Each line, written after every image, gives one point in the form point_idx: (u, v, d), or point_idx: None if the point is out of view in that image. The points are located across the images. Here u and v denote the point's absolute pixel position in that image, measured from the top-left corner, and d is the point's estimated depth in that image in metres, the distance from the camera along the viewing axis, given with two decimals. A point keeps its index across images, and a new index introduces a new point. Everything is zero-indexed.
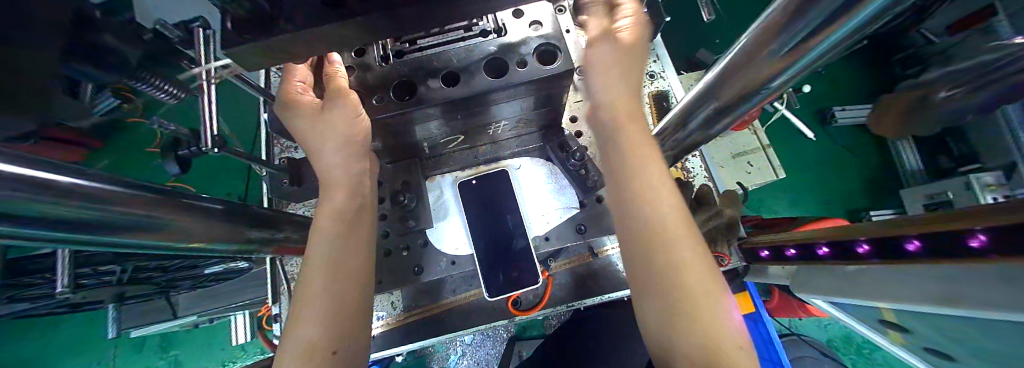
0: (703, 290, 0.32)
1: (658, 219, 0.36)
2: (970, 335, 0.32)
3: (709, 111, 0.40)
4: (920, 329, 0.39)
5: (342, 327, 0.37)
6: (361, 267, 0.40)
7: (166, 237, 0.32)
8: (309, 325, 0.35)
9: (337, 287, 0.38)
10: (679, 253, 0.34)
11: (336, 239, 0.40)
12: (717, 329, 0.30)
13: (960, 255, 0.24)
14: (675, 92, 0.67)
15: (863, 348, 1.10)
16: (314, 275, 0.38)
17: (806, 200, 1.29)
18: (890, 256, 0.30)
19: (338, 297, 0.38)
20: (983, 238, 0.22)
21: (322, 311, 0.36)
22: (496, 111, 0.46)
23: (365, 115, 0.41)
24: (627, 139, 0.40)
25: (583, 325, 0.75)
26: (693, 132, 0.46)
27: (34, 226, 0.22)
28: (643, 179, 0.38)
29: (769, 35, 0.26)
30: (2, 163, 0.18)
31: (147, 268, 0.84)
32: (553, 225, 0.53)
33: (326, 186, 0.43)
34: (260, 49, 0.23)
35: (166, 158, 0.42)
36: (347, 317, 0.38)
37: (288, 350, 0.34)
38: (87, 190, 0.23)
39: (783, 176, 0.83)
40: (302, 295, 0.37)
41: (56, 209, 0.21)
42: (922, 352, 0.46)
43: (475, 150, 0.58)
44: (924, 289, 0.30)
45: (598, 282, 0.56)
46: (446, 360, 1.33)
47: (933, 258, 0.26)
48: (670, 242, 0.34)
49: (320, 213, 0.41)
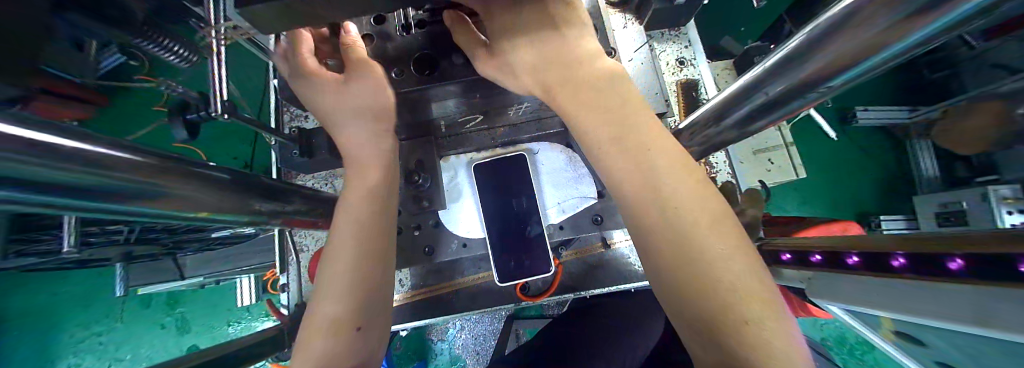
0: (719, 252, 0.28)
1: (656, 180, 0.31)
2: (989, 355, 0.32)
3: (753, 106, 0.36)
4: (936, 343, 0.38)
5: (362, 307, 0.36)
6: (381, 248, 0.39)
7: (176, 206, 0.31)
8: (331, 303, 0.35)
9: (359, 269, 0.37)
10: (695, 233, 0.29)
11: (358, 217, 0.38)
12: (739, 298, 0.26)
13: (1004, 279, 0.23)
14: (705, 81, 0.63)
15: (855, 349, 1.14)
16: (336, 259, 0.37)
17: (816, 201, 1.28)
18: (925, 272, 0.29)
19: (360, 277, 0.37)
20: None
21: (345, 294, 0.36)
22: (520, 92, 0.44)
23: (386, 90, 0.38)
24: (622, 100, 0.35)
25: (584, 312, 0.77)
26: (727, 128, 0.43)
27: (32, 194, 0.21)
28: (637, 139, 0.33)
29: (838, 34, 0.23)
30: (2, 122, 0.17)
31: (156, 230, 0.85)
32: (568, 214, 0.51)
33: (348, 165, 0.41)
34: (275, 10, 0.21)
35: (174, 121, 0.39)
36: (368, 297, 0.37)
37: (314, 330, 0.34)
38: (87, 155, 0.21)
39: (803, 176, 0.81)
40: (326, 273, 0.37)
41: (53, 176, 0.20)
42: (930, 363, 0.46)
43: (493, 131, 0.55)
44: (954, 309, 0.27)
45: (609, 273, 0.56)
46: (445, 333, 1.38)
47: (978, 279, 0.25)
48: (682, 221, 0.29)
49: (345, 189, 0.40)
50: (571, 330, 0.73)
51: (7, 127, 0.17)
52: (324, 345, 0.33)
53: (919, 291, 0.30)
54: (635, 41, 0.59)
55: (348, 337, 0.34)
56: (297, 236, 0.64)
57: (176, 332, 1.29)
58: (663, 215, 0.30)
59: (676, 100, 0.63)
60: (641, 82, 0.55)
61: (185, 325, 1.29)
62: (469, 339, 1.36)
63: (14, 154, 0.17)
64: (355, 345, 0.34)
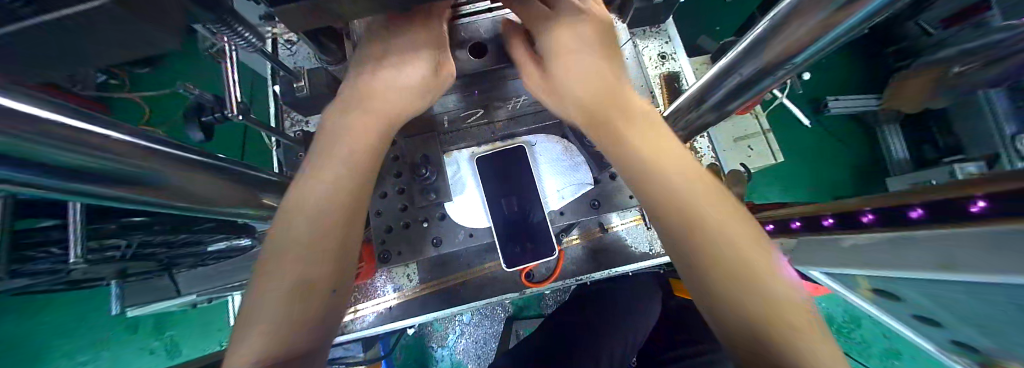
0: (745, 251, 0.30)
1: (671, 190, 0.34)
2: (957, 301, 0.36)
3: (728, 88, 0.40)
4: (910, 295, 0.42)
5: (320, 262, 0.33)
6: (350, 200, 0.36)
7: (181, 196, 0.32)
8: (288, 257, 0.32)
9: (325, 221, 0.34)
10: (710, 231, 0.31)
11: (328, 176, 0.35)
12: (770, 292, 0.28)
13: (956, 217, 0.27)
14: (686, 74, 0.68)
15: (842, 326, 1.20)
16: (296, 214, 0.33)
17: (796, 187, 1.35)
18: (894, 222, 0.34)
19: (319, 229, 0.33)
20: (981, 204, 0.25)
21: (302, 253, 0.32)
22: (516, 86, 0.47)
23: (411, 101, 0.41)
24: (630, 114, 0.38)
25: (584, 301, 0.79)
26: (708, 110, 0.47)
27: (64, 174, 0.23)
28: (649, 153, 0.36)
29: (798, 14, 0.26)
30: (49, 111, 0.19)
31: (152, 242, 0.81)
32: (567, 200, 0.54)
33: (322, 139, 0.38)
34: (306, 8, 0.27)
35: (190, 123, 0.42)
36: (327, 251, 0.34)
37: (265, 290, 0.31)
38: (109, 141, 0.23)
39: (781, 160, 0.86)
40: (283, 224, 0.33)
41: (79, 158, 0.22)
42: (910, 319, 0.50)
43: (493, 126, 0.58)
44: (918, 259, 0.31)
45: (609, 256, 0.59)
46: (445, 338, 1.37)
47: (934, 223, 0.29)
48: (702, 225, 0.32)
49: (317, 149, 0.37)
50: (573, 319, 0.75)
51: (47, 112, 0.19)
52: (277, 302, 0.30)
53: (891, 243, 0.34)
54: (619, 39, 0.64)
55: (313, 300, 0.32)
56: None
57: (167, 355, 1.26)
58: (690, 220, 0.32)
59: (661, 93, 0.67)
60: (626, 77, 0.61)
61: (176, 347, 1.26)
62: (470, 343, 1.36)
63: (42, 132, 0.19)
64: (317, 303, 0.32)
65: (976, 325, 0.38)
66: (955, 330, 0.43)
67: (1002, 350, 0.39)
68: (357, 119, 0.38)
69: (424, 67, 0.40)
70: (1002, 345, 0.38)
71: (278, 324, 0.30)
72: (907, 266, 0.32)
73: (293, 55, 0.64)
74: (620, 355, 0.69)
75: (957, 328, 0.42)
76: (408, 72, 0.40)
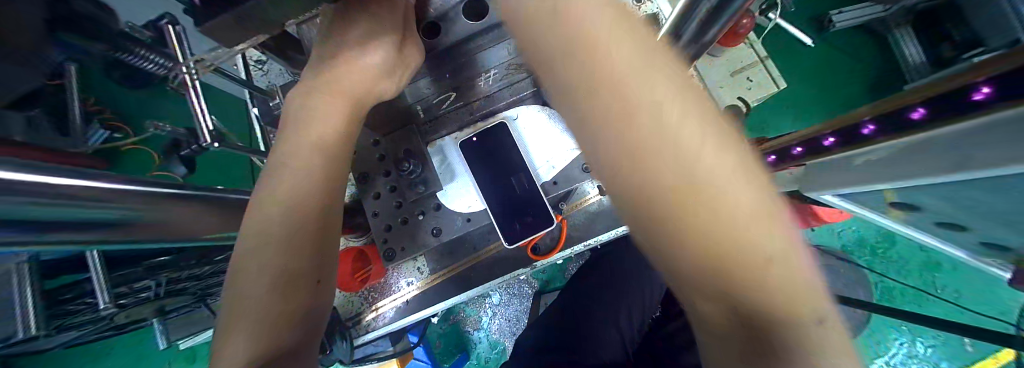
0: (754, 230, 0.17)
1: (635, 107, 0.17)
2: (977, 199, 0.34)
3: (703, 15, 0.37)
4: (932, 203, 0.40)
5: (300, 256, 0.34)
6: (322, 195, 0.36)
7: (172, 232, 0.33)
8: (266, 256, 0.32)
9: (300, 218, 0.34)
10: (753, 253, 0.16)
11: (292, 166, 0.35)
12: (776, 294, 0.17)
13: (949, 112, 0.26)
14: (664, 13, 0.64)
15: (877, 247, 1.20)
16: (269, 201, 0.33)
17: (811, 112, 1.25)
18: (890, 129, 0.32)
19: (293, 225, 0.33)
20: (986, 90, 0.22)
21: (277, 246, 0.32)
22: (482, 60, 0.44)
23: (377, 84, 0.38)
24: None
25: (596, 264, 0.79)
26: (687, 45, 0.43)
27: (47, 232, 0.23)
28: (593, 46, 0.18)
29: None
30: (32, 174, 0.20)
31: (184, 279, 0.82)
32: (559, 169, 0.53)
33: (292, 133, 0.36)
34: (237, 18, 0.26)
35: (172, 160, 0.42)
36: (307, 246, 0.34)
37: (246, 287, 0.32)
38: (79, 191, 0.23)
39: (784, 85, 0.81)
40: (255, 225, 0.33)
41: (56, 214, 0.22)
42: (936, 228, 0.48)
43: (470, 106, 0.54)
44: (941, 157, 0.29)
45: (612, 217, 0.58)
46: (479, 322, 1.43)
47: (931, 122, 0.27)
48: (660, 110, 0.17)
49: (287, 146, 0.36)
50: (585, 286, 0.75)
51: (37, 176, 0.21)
52: (262, 300, 0.31)
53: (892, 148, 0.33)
54: None
55: (298, 288, 0.33)
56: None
57: None
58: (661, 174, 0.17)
59: None
60: None
61: None
62: (503, 322, 1.41)
63: (17, 194, 0.19)
64: (300, 298, 0.33)
65: (1004, 221, 0.36)
66: (982, 231, 0.41)
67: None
68: (324, 105, 0.36)
69: (384, 51, 0.36)
70: None
71: (264, 315, 0.31)
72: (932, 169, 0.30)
73: (263, 72, 0.63)
74: (632, 312, 0.70)
75: (984, 227, 0.40)
76: (369, 56, 0.37)
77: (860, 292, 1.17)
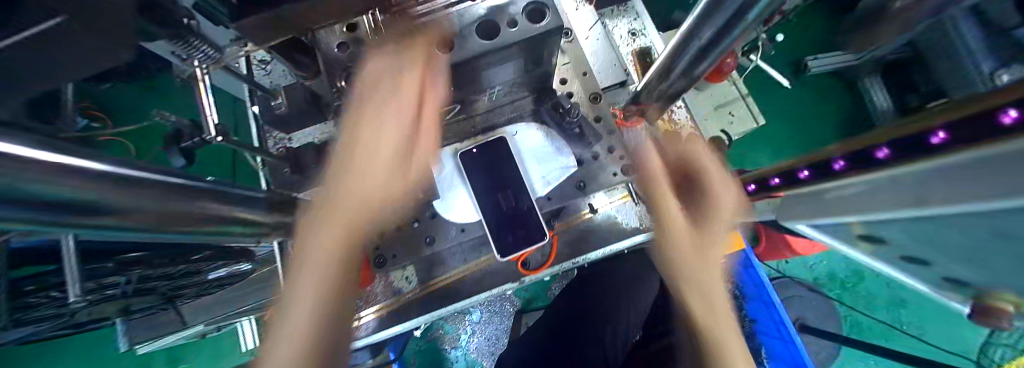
0: (725, 325, 0.50)
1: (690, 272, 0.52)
2: (936, 236, 0.37)
3: (692, 54, 0.40)
4: (896, 238, 0.44)
5: (331, 278, 0.39)
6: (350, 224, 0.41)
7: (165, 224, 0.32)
8: (304, 278, 0.38)
9: (336, 245, 0.40)
10: (724, 337, 0.49)
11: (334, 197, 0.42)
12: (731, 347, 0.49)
13: (917, 151, 0.29)
14: (656, 49, 0.69)
15: (846, 283, 1.25)
16: (309, 229, 0.40)
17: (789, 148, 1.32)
18: (863, 166, 0.35)
19: (326, 252, 0.39)
20: (941, 134, 0.27)
21: (316, 268, 0.38)
22: (489, 77, 0.46)
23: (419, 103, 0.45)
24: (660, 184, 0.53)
25: (584, 282, 0.80)
26: (678, 79, 0.47)
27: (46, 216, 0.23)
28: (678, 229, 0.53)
29: None
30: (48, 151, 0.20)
31: (153, 276, 0.77)
32: (553, 185, 0.55)
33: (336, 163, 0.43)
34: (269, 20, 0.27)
35: (171, 151, 0.41)
36: (335, 269, 0.39)
37: (293, 305, 0.38)
38: None
39: (762, 122, 0.88)
40: (302, 250, 0.40)
41: None
42: (900, 263, 0.51)
43: (472, 120, 0.56)
44: (900, 194, 0.32)
45: (602, 236, 0.60)
46: (457, 340, 1.39)
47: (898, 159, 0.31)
48: (697, 273, 0.52)
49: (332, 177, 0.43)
50: (575, 302, 0.76)
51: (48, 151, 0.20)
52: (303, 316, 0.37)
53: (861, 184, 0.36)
54: (588, 21, 0.66)
55: (335, 306, 0.39)
56: (285, 258, 0.62)
57: None
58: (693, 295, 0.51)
59: (634, 68, 0.69)
60: (596, 60, 0.64)
61: None
62: (482, 341, 1.38)
63: None
64: (335, 315, 0.39)
65: (960, 258, 0.39)
66: (941, 266, 0.45)
67: (990, 278, 0.40)
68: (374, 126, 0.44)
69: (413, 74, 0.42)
70: (983, 273, 0.40)
71: (302, 326, 0.37)
72: (893, 205, 0.33)
73: (268, 73, 0.64)
74: (620, 331, 0.71)
75: (941, 263, 0.44)
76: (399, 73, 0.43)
77: (831, 324, 1.22)
